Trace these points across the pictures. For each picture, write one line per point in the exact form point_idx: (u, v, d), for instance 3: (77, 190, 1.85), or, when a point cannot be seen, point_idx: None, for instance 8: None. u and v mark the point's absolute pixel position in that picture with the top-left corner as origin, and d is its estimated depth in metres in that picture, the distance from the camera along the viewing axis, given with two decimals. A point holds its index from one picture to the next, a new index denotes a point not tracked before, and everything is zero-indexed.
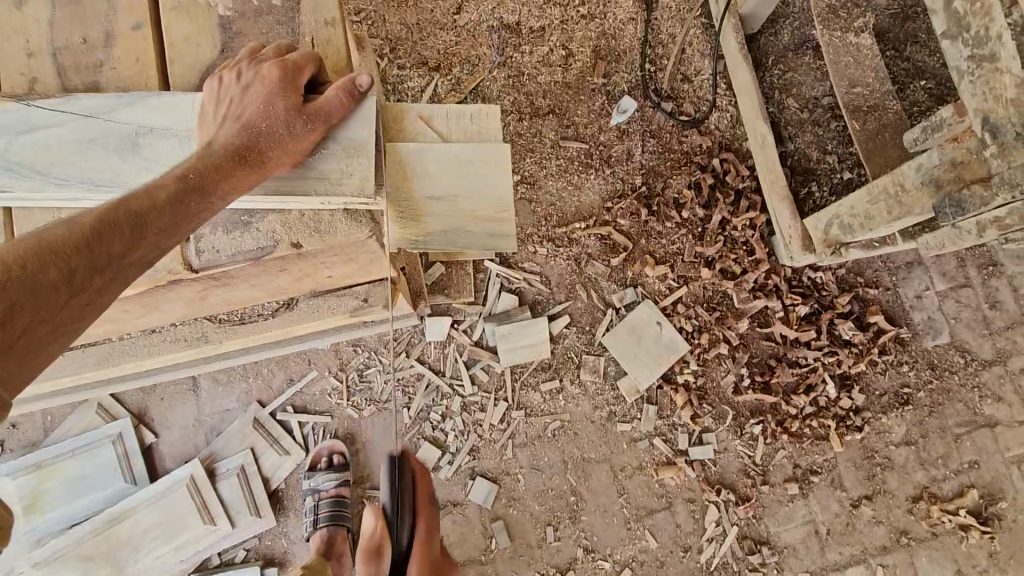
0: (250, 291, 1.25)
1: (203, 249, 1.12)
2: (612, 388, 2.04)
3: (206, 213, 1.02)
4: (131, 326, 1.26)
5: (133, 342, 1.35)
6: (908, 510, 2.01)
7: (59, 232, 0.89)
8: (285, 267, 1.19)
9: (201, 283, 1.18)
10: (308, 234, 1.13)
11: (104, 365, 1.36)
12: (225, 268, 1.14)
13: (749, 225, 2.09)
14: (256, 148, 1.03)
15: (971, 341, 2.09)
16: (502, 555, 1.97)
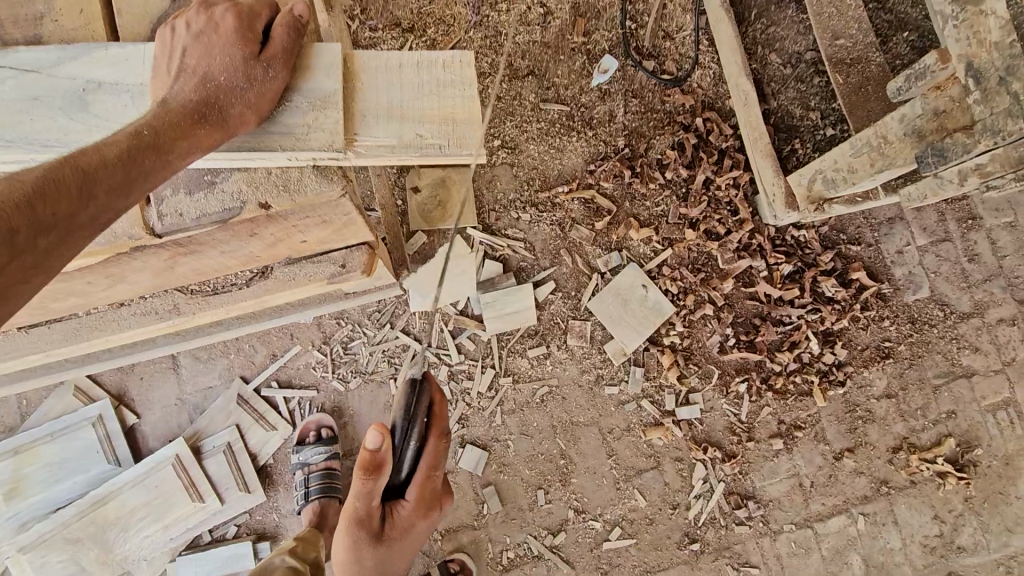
0: (222, 262, 1.20)
1: (166, 213, 1.06)
2: (599, 352, 2.04)
3: (161, 173, 0.97)
4: (98, 300, 1.21)
5: (101, 316, 1.30)
6: (888, 460, 2.07)
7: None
8: (256, 231, 1.12)
9: (170, 249, 1.12)
10: (276, 192, 1.07)
11: (72, 340, 1.32)
12: (193, 234, 1.08)
13: (732, 184, 2.07)
14: (215, 103, 0.97)
15: (950, 294, 2.12)
16: (494, 520, 1.99)
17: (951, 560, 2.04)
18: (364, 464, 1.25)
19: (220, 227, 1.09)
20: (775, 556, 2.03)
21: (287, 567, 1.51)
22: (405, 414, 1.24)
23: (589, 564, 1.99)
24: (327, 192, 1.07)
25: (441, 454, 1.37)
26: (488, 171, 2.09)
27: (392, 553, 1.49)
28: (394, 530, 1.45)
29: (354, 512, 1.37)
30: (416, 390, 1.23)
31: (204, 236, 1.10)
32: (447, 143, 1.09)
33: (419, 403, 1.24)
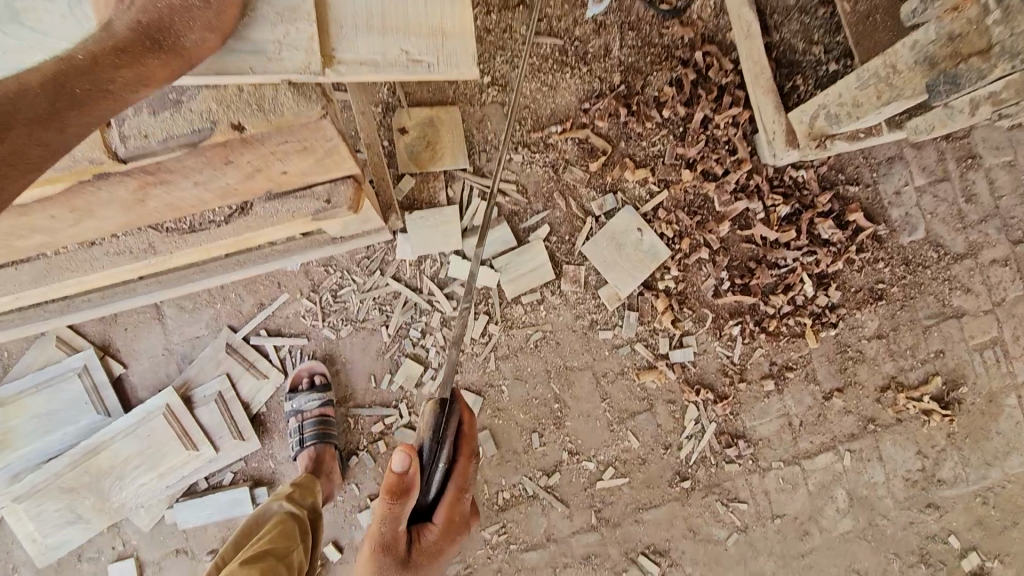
0: (196, 199, 1.13)
1: (129, 135, 0.97)
2: (593, 297, 2.02)
3: (99, 107, 0.80)
4: (63, 239, 1.12)
5: (71, 256, 1.19)
6: (876, 399, 2.10)
7: None
8: (231, 158, 1.03)
9: (137, 178, 1.03)
10: (251, 114, 0.99)
11: (41, 282, 1.22)
12: (163, 161, 1.00)
13: (731, 122, 2.00)
14: (170, 25, 0.84)
15: (946, 235, 2.10)
16: (489, 463, 2.00)
17: (933, 492, 2.10)
18: (390, 490, 1.28)
19: (190, 152, 1.00)
20: (763, 491, 2.06)
21: (285, 513, 1.55)
22: (434, 437, 1.31)
23: (582, 504, 2.00)
24: (307, 113, 0.99)
25: (467, 474, 1.43)
26: (477, 110, 1.99)
27: None
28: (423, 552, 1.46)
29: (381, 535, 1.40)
30: (445, 412, 1.31)
31: (174, 162, 1.02)
32: (435, 61, 1.02)
33: (447, 425, 1.32)
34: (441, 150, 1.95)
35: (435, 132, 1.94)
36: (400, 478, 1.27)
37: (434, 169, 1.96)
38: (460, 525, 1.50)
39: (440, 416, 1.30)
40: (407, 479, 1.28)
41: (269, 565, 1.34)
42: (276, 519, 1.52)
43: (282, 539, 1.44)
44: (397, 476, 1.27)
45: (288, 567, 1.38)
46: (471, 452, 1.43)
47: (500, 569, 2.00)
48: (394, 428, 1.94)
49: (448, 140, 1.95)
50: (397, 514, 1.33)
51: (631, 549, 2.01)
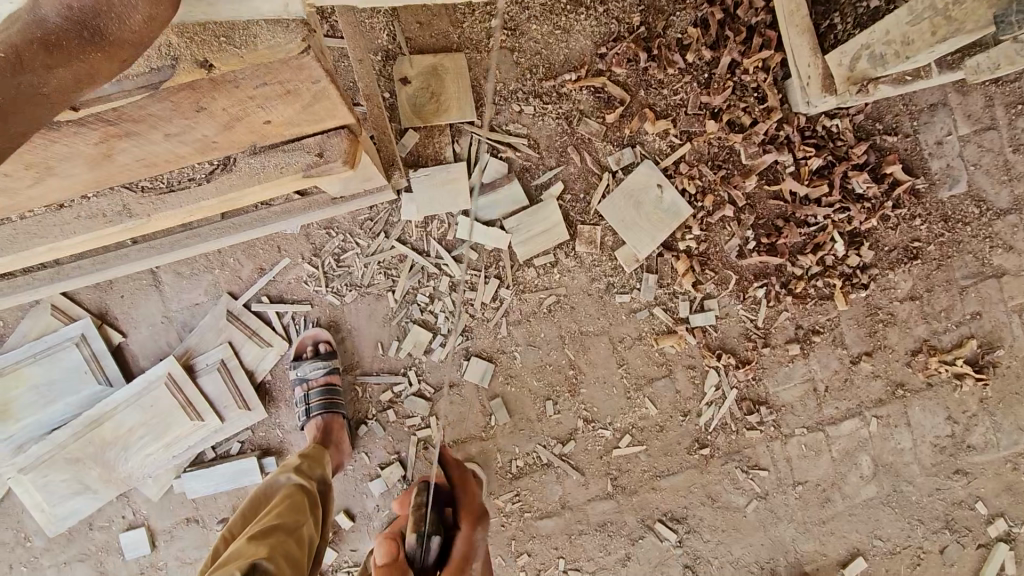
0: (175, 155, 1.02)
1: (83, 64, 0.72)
2: (610, 260, 1.91)
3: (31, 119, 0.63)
4: (24, 205, 0.97)
5: (39, 221, 1.05)
6: (906, 363, 2.00)
7: None
8: (203, 103, 0.84)
9: (100, 127, 0.82)
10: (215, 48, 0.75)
11: (7, 248, 1.08)
12: (122, 108, 0.79)
13: (761, 67, 1.82)
14: (111, 13, 0.60)
15: (989, 189, 1.95)
16: (503, 431, 1.92)
17: (961, 458, 2.02)
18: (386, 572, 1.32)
19: (152, 96, 0.79)
20: (784, 458, 2.00)
21: (293, 486, 1.49)
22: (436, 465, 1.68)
23: (598, 471, 1.95)
24: (286, 49, 0.76)
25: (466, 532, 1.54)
26: (483, 57, 1.84)
27: None
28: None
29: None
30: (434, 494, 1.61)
31: (135, 109, 0.81)
32: None
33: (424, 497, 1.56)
34: (446, 102, 1.81)
35: (440, 82, 1.81)
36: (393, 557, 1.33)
37: (440, 123, 1.82)
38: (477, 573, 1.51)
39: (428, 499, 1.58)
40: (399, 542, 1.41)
41: (279, 540, 1.29)
42: (285, 492, 1.47)
43: (292, 512, 1.39)
44: (390, 559, 1.33)
45: (298, 542, 1.33)
46: (472, 519, 1.59)
47: (513, 537, 1.96)
48: (402, 397, 1.88)
49: (453, 92, 1.82)
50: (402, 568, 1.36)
51: (648, 516, 1.97)
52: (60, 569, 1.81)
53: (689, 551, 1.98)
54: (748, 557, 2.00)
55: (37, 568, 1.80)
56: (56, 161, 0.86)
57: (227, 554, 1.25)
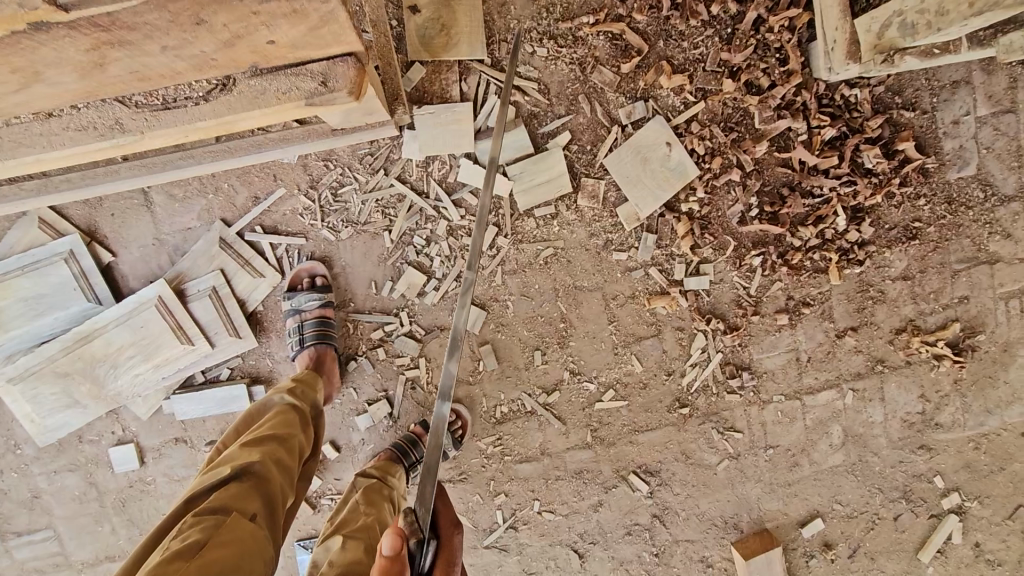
0: None
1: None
2: (611, 216, 1.89)
3: None
4: (9, 111, 0.91)
5: (24, 128, 0.99)
6: (889, 340, 2.04)
7: None
8: (203, 17, 0.78)
9: (90, 34, 0.75)
10: None
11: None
12: (116, 14, 0.73)
13: (787, 26, 1.76)
14: None
15: (997, 174, 1.94)
16: (490, 377, 1.97)
17: (927, 435, 2.10)
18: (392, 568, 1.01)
19: (150, 3, 0.72)
20: (760, 422, 2.06)
21: (286, 404, 1.51)
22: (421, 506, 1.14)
23: (579, 422, 2.01)
24: None
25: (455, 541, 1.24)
26: None
27: None
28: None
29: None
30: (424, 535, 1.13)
31: (131, 16, 0.74)
32: None
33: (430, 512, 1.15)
34: (456, 36, 1.73)
35: (451, 14, 1.72)
36: (400, 554, 1.02)
37: (449, 59, 1.75)
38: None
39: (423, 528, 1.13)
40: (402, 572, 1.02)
41: (269, 448, 1.32)
42: (278, 410, 1.48)
43: (283, 426, 1.42)
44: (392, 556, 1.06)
45: (290, 452, 1.37)
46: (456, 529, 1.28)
47: (492, 477, 2.03)
48: (393, 336, 1.88)
49: (465, 25, 1.73)
50: None
51: (624, 467, 2.04)
52: (50, 477, 1.85)
53: (659, 502, 2.07)
54: (713, 511, 2.09)
55: (26, 475, 1.85)
56: (42, 68, 0.80)
57: (225, 438, 1.45)
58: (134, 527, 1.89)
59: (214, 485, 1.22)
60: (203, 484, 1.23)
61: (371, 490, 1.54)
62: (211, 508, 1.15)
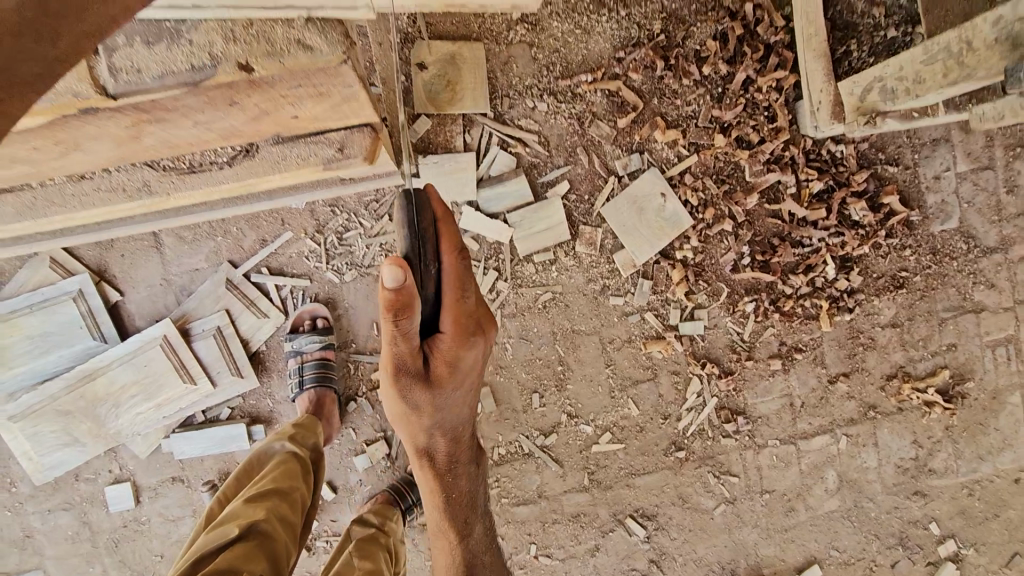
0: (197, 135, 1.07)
1: (118, 67, 0.86)
2: (608, 262, 1.95)
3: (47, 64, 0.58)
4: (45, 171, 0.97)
5: None
6: (881, 387, 2.08)
7: None
8: (238, 100, 0.98)
9: (133, 115, 0.95)
10: (259, 52, 0.89)
11: (28, 214, 1.19)
12: (158, 100, 0.92)
13: (774, 86, 1.86)
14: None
15: (978, 227, 2.02)
16: (488, 419, 1.99)
17: (922, 481, 2.12)
18: (396, 301, 0.84)
19: None
20: (755, 467, 2.08)
21: (284, 456, 1.51)
22: (412, 233, 0.90)
23: (576, 465, 2.02)
24: (327, 59, 0.93)
25: (464, 266, 0.95)
26: (502, 50, 1.84)
27: (441, 405, 1.09)
28: (439, 438, 1.19)
29: (394, 357, 0.96)
30: (411, 206, 0.89)
31: (170, 101, 0.94)
32: None
33: (423, 222, 0.91)
34: (462, 92, 1.83)
35: (457, 71, 1.81)
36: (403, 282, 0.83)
37: (454, 112, 1.84)
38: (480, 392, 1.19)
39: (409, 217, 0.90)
40: (404, 291, 0.83)
41: (270, 504, 1.32)
42: (276, 461, 1.49)
43: (284, 479, 1.42)
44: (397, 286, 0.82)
45: (290, 507, 1.36)
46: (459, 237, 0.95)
47: None
48: None
49: (469, 82, 1.83)
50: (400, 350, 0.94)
51: (620, 511, 2.04)
52: (44, 516, 1.84)
53: (656, 548, 2.06)
54: (710, 556, 2.09)
55: (19, 514, 1.84)
56: None
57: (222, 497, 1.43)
58: (125, 568, 1.87)
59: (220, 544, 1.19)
60: (209, 545, 1.19)
61: (368, 538, 1.52)
62: (223, 569, 1.11)
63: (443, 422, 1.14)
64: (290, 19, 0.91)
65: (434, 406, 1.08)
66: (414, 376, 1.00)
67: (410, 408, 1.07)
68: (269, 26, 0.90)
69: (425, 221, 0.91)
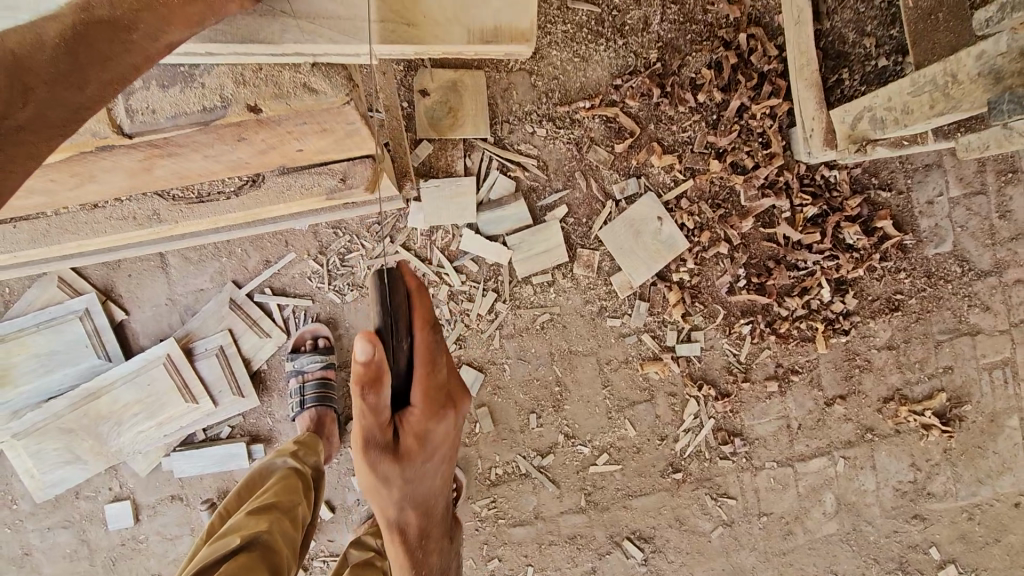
0: (206, 164, 1.19)
1: (135, 109, 1.02)
2: (605, 284, 1.98)
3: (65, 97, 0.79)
4: None
5: None
6: (878, 409, 2.08)
7: (21, 41, 0.75)
8: (243, 136, 1.11)
9: (147, 150, 1.10)
10: (268, 96, 1.05)
11: (42, 241, 1.30)
12: (171, 137, 1.06)
13: (768, 113, 1.90)
14: (124, 45, 0.85)
15: (972, 250, 2.04)
16: (486, 439, 2.00)
17: (920, 504, 2.11)
18: (365, 371, 0.90)
19: None
20: (752, 489, 2.08)
21: (287, 471, 1.53)
22: (383, 311, 0.95)
23: (573, 486, 2.02)
24: (330, 98, 1.05)
25: (431, 340, 1.02)
26: (503, 77, 1.90)
27: (412, 482, 1.13)
28: (411, 517, 1.19)
29: (364, 430, 1.00)
30: (385, 289, 0.95)
31: (183, 138, 1.08)
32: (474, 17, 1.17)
33: (395, 298, 0.96)
34: (463, 117, 1.87)
35: (458, 98, 1.86)
36: (374, 356, 0.89)
37: (455, 137, 1.88)
38: (450, 463, 1.23)
39: (382, 297, 0.94)
40: (375, 365, 0.90)
41: (273, 517, 1.33)
42: (279, 475, 1.51)
43: (286, 493, 1.43)
44: (368, 359, 0.89)
45: (292, 521, 1.36)
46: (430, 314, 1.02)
47: (486, 541, 2.04)
48: None
49: (470, 109, 1.87)
50: (369, 420, 0.98)
51: (618, 533, 2.05)
52: (44, 534, 1.86)
53: (653, 570, 2.06)
54: None
55: (20, 531, 1.86)
56: None
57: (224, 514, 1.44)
58: None
59: (223, 554, 1.20)
60: (213, 555, 1.19)
61: (366, 562, 1.52)
62: None
63: (413, 494, 1.16)
64: (297, 65, 1.06)
65: (405, 475, 1.10)
66: (384, 450, 1.04)
67: (380, 482, 1.09)
68: (277, 71, 1.05)
69: (398, 305, 0.97)
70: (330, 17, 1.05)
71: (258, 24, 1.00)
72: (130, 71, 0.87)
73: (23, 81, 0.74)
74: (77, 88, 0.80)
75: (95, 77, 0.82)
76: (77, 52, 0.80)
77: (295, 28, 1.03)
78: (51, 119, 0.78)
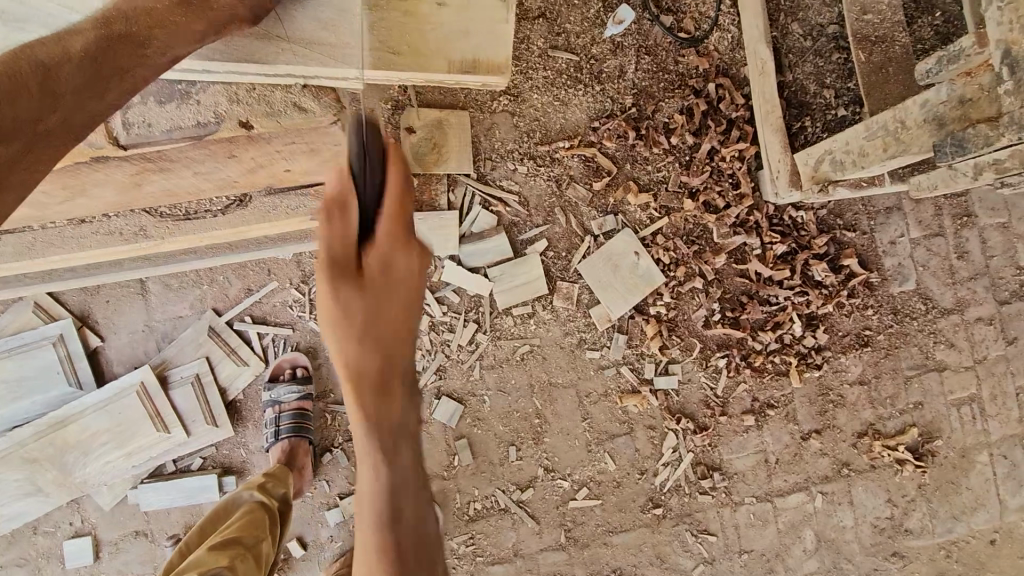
0: (195, 182, 1.30)
1: (132, 122, 1.16)
2: (584, 317, 2.02)
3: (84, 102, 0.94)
4: None
5: None
6: (852, 444, 2.11)
7: (54, 51, 0.92)
8: (234, 154, 1.26)
9: (139, 164, 1.23)
10: (260, 116, 1.21)
11: (30, 254, 1.36)
12: (165, 151, 1.21)
13: (737, 156, 2.01)
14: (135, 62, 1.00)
15: (934, 288, 2.13)
16: (464, 472, 1.98)
17: (898, 541, 2.12)
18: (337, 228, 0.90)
19: None
20: (732, 526, 2.07)
21: (255, 504, 1.49)
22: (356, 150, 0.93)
23: (553, 522, 2.00)
24: None
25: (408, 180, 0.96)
26: (486, 117, 1.98)
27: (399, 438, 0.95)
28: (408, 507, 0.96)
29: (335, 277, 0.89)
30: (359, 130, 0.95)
31: (177, 153, 1.23)
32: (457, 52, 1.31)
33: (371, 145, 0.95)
34: (447, 153, 1.93)
35: (443, 134, 1.93)
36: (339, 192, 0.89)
37: (438, 172, 1.94)
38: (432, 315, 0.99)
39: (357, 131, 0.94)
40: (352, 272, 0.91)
41: (235, 553, 1.29)
42: (246, 509, 1.47)
43: (251, 528, 1.40)
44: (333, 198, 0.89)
45: (255, 557, 1.33)
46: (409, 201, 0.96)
47: None
48: None
49: (455, 145, 1.94)
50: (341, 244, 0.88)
51: (598, 571, 2.02)
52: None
53: None
54: None
55: None
56: None
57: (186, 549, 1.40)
58: None
59: None
60: None
61: None
62: None
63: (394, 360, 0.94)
64: (288, 84, 1.23)
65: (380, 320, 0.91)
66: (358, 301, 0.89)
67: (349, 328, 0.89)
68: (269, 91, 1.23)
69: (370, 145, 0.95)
70: (324, 43, 1.19)
71: (256, 46, 1.16)
72: (141, 83, 1.03)
73: (53, 88, 0.90)
74: (99, 97, 0.96)
75: (117, 89, 0.98)
76: (100, 65, 0.96)
77: (291, 54, 1.19)
78: (75, 123, 0.93)
